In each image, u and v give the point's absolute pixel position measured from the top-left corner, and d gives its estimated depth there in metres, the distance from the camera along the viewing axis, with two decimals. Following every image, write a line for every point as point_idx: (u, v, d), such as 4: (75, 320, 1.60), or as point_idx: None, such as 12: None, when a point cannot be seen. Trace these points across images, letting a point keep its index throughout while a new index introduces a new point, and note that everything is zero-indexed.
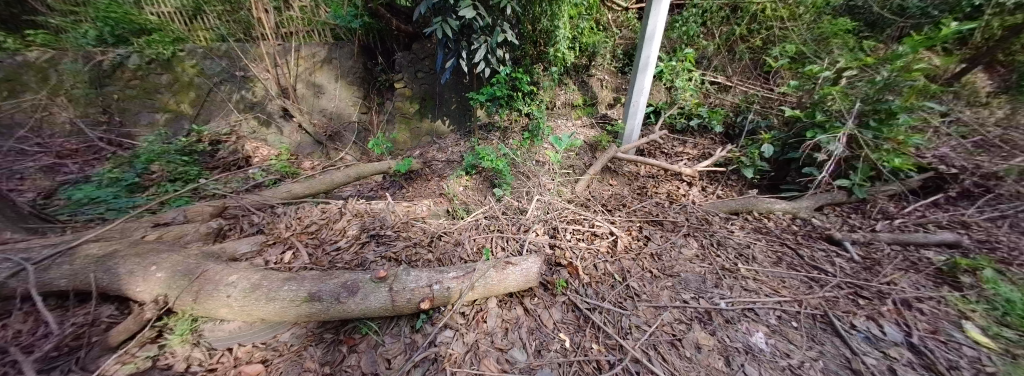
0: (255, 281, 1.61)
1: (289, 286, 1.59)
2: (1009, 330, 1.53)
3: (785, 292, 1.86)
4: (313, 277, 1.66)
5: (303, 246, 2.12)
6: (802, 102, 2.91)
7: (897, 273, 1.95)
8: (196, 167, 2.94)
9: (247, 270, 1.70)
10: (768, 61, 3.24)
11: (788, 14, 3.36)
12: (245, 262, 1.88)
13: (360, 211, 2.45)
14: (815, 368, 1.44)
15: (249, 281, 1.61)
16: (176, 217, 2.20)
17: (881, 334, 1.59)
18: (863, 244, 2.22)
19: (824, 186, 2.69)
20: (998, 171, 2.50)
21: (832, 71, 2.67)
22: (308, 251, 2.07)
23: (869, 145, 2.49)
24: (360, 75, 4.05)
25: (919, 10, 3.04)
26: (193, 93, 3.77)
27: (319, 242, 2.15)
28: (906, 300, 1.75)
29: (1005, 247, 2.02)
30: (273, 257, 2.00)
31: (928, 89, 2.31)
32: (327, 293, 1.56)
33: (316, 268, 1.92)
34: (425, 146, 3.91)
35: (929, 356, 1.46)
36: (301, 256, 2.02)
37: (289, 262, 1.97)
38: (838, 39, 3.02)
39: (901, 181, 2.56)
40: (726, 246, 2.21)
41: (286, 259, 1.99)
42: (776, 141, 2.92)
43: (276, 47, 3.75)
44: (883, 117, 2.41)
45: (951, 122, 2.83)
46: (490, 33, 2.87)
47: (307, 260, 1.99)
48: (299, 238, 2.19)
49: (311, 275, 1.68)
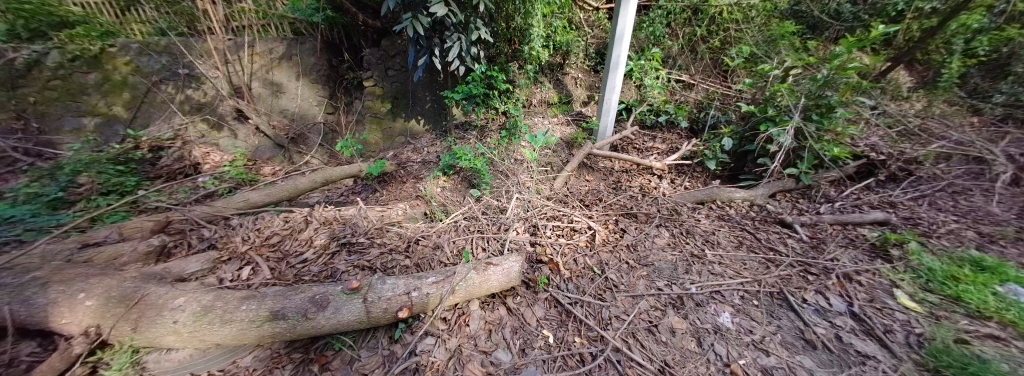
0: (208, 303, 1.45)
1: (248, 305, 1.45)
2: (932, 295, 1.76)
3: (746, 274, 2.00)
4: (276, 293, 1.53)
5: (264, 260, 1.94)
6: (756, 98, 3.16)
7: (839, 250, 2.18)
8: (134, 178, 2.59)
9: (199, 291, 1.53)
10: (727, 60, 3.52)
11: (742, 17, 3.65)
12: (194, 282, 1.69)
13: (328, 218, 2.33)
14: (775, 342, 1.58)
15: (199, 303, 1.44)
16: (109, 236, 1.92)
17: (829, 306, 1.78)
18: (810, 225, 2.45)
19: (776, 175, 2.93)
20: (919, 157, 2.87)
21: (781, 70, 2.93)
22: (270, 265, 1.90)
23: (812, 137, 2.77)
24: (325, 73, 3.81)
25: (851, 14, 3.48)
26: (127, 94, 3.30)
27: (282, 255, 1.99)
28: (846, 274, 1.97)
29: (925, 222, 2.31)
30: (228, 274, 1.82)
31: (860, 86, 2.62)
32: (292, 311, 1.44)
33: (280, 283, 1.77)
34: (398, 147, 3.77)
35: (868, 322, 1.65)
36: (261, 271, 1.86)
37: (248, 278, 1.80)
38: (785, 41, 3.43)
39: (840, 167, 2.84)
40: (694, 235, 2.35)
41: (244, 275, 1.82)
42: (734, 135, 3.15)
43: (226, 42, 3.41)
44: (823, 112, 2.71)
45: (879, 115, 3.20)
46: (464, 30, 2.82)
47: (271, 275, 1.83)
48: (258, 252, 2.00)
49: (274, 291, 1.54)
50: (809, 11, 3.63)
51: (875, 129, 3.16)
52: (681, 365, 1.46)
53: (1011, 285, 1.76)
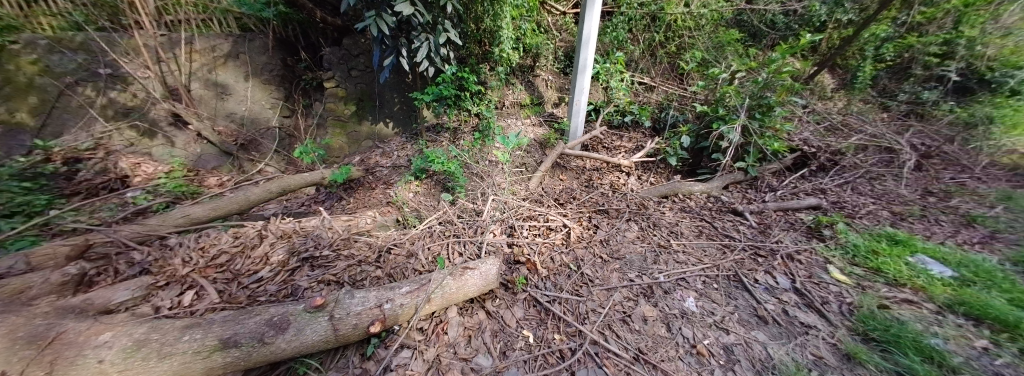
0: (141, 336, 1.25)
1: (192, 335, 1.28)
2: (858, 268, 2.03)
3: (706, 260, 2.17)
4: (225, 319, 1.38)
5: (210, 282, 1.73)
6: (708, 99, 3.46)
7: (782, 233, 2.44)
8: (43, 196, 2.20)
9: (129, 324, 1.31)
10: (683, 64, 3.84)
11: (693, 24, 3.99)
12: (124, 313, 1.46)
13: (286, 231, 2.15)
14: (734, 321, 1.73)
15: (130, 337, 1.24)
16: (10, 266, 1.59)
17: (776, 284, 1.98)
18: (757, 213, 2.72)
19: (728, 168, 3.21)
20: (841, 149, 3.32)
21: (728, 73, 3.25)
22: (218, 287, 1.70)
23: (756, 133, 3.09)
24: (278, 73, 3.52)
25: (784, 25, 4.04)
26: (34, 98, 2.80)
27: (232, 276, 1.79)
28: (789, 254, 2.21)
29: (848, 205, 2.67)
30: (167, 302, 1.59)
31: (793, 87, 2.97)
32: (245, 337, 1.31)
33: (231, 307, 1.58)
34: (365, 151, 3.58)
35: (808, 295, 1.87)
36: (208, 295, 1.65)
37: (191, 305, 1.59)
38: (731, 47, 3.92)
39: (780, 160, 3.20)
40: (660, 227, 2.50)
41: (186, 302, 1.61)
42: (691, 133, 3.41)
43: (159, 38, 3.01)
44: (764, 110, 3.05)
45: (812, 113, 3.75)
46: (432, 30, 2.76)
47: (219, 298, 1.64)
48: (202, 274, 1.78)
49: (222, 317, 1.39)
50: (749, 21, 4.10)
51: (806, 126, 3.59)
52: (654, 350, 1.55)
53: (920, 256, 2.07)
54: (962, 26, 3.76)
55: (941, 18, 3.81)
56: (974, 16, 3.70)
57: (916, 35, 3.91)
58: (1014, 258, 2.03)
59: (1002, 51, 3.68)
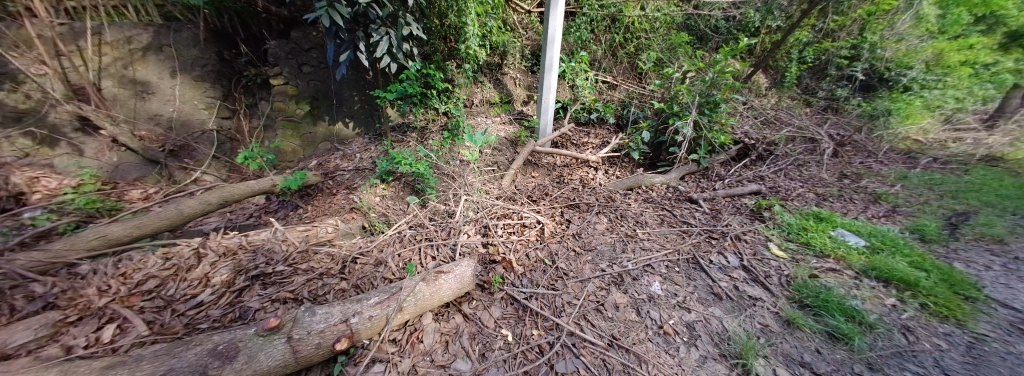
0: None
1: None
2: (792, 243, 2.33)
3: (668, 246, 2.34)
4: (157, 353, 1.18)
5: (136, 313, 1.49)
6: (665, 96, 3.71)
7: (730, 216, 2.71)
8: None
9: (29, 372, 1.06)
10: (641, 64, 4.07)
11: (648, 27, 4.27)
12: (22, 358, 1.19)
13: (231, 247, 1.92)
14: (695, 300, 1.88)
15: None
16: None
17: (727, 263, 2.19)
18: (710, 200, 2.99)
19: (683, 160, 3.48)
20: (775, 140, 3.76)
21: (680, 73, 3.52)
22: (148, 318, 1.47)
23: (705, 128, 3.38)
24: (214, 69, 3.12)
25: (725, 30, 4.49)
26: None
27: (164, 303, 1.55)
28: (737, 235, 2.46)
29: (782, 190, 3.04)
30: (79, 340, 1.33)
31: (734, 86, 3.32)
32: (182, 371, 1.12)
33: (164, 339, 1.37)
34: (322, 154, 3.33)
35: (753, 271, 2.10)
36: (133, 327, 1.42)
37: (112, 340, 1.36)
38: (681, 49, 4.27)
39: (726, 151, 3.54)
40: (627, 218, 2.64)
41: (106, 337, 1.37)
42: (651, 129, 3.64)
43: (57, 27, 2.51)
44: (711, 107, 3.35)
45: (750, 109, 4.21)
46: (392, 24, 2.62)
47: (150, 330, 1.41)
48: (124, 304, 1.52)
49: (154, 351, 1.20)
50: (698, 25, 4.47)
51: (745, 121, 4.02)
52: (626, 335, 1.64)
53: (839, 230, 2.43)
54: (866, 32, 4.44)
55: (849, 25, 4.44)
56: (875, 24, 4.36)
57: (830, 40, 4.55)
58: (910, 227, 2.46)
59: (897, 54, 4.41)
